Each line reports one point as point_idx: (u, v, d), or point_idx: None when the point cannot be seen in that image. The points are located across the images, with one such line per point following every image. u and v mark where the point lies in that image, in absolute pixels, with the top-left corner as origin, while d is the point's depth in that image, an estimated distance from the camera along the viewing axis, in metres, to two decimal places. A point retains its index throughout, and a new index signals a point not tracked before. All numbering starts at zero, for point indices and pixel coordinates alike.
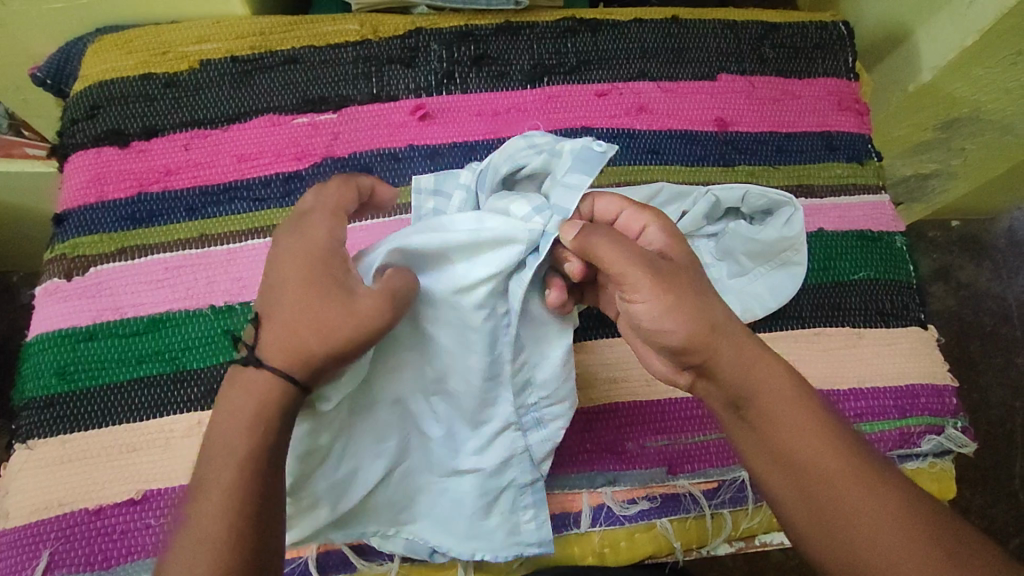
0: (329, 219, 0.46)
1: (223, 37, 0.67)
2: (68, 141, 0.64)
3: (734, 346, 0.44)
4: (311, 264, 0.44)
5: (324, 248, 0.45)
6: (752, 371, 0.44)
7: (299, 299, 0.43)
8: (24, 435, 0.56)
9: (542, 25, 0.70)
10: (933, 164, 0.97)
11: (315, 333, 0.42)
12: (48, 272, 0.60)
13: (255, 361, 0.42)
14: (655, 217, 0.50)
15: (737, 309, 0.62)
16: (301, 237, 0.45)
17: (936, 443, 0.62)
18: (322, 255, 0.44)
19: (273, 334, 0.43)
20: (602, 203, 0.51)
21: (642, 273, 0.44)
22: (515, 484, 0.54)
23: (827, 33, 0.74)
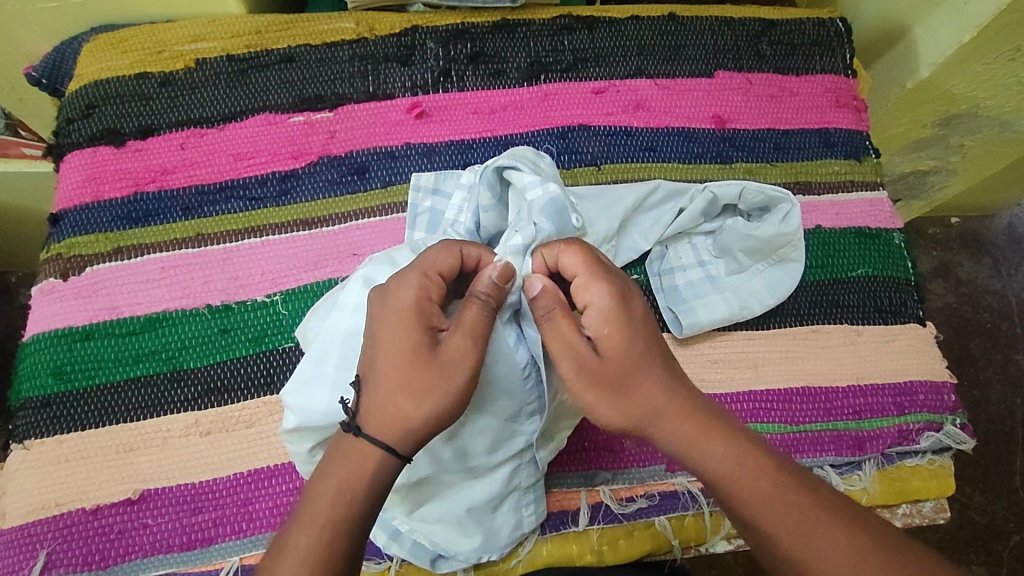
0: (418, 278, 0.45)
1: (219, 36, 0.67)
2: (64, 140, 0.64)
3: (669, 423, 0.46)
4: (406, 328, 0.44)
5: (399, 295, 0.45)
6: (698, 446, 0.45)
7: (399, 365, 0.44)
8: (20, 435, 0.55)
9: (539, 23, 0.70)
10: (932, 160, 0.97)
11: (415, 399, 0.44)
12: (44, 272, 0.60)
13: (354, 428, 0.44)
14: (607, 289, 0.46)
15: (735, 306, 0.61)
16: (388, 300, 0.45)
17: (935, 440, 0.61)
18: (400, 301, 0.45)
19: (375, 400, 0.44)
20: (565, 258, 0.47)
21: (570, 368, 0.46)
22: (519, 490, 0.54)
23: (824, 30, 0.74)
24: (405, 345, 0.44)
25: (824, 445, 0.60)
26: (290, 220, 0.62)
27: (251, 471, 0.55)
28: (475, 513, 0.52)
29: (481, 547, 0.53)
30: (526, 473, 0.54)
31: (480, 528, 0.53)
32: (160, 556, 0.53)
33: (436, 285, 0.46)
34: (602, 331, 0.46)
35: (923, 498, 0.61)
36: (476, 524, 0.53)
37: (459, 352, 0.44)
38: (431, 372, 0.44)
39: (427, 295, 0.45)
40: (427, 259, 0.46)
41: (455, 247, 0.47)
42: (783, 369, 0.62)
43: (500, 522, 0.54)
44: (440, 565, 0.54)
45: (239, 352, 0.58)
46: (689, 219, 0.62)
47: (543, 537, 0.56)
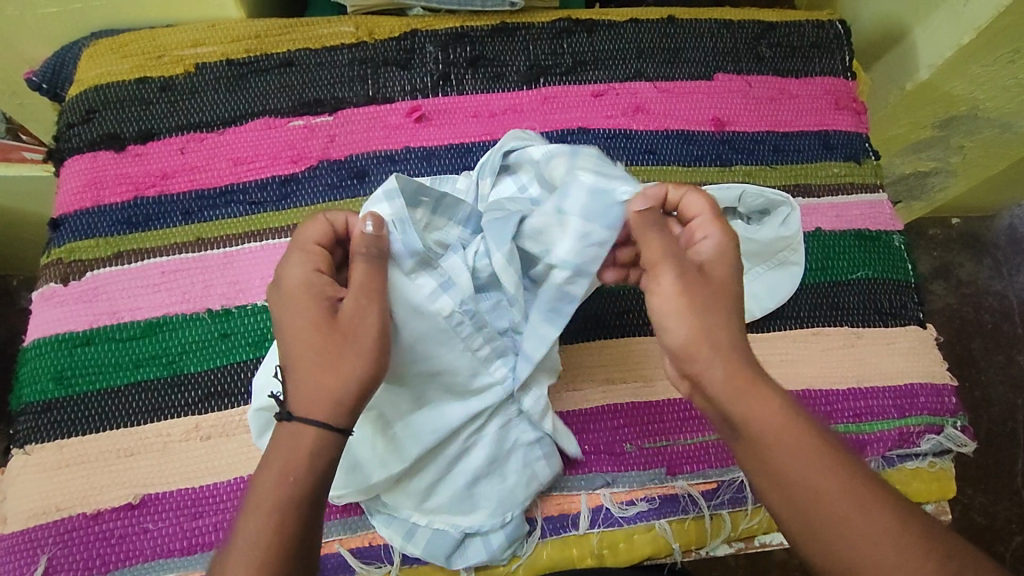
0: (301, 255, 0.47)
1: (219, 40, 0.67)
2: (65, 145, 0.64)
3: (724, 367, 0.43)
4: (305, 303, 0.45)
5: (288, 276, 0.46)
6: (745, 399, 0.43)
7: (308, 338, 0.44)
8: (21, 440, 0.55)
9: (538, 26, 0.70)
10: (932, 161, 0.97)
11: (336, 370, 0.43)
12: (44, 277, 0.60)
13: (288, 415, 0.43)
14: (720, 232, 0.47)
15: None
16: (280, 285, 0.46)
17: (936, 443, 0.61)
18: (291, 281, 0.46)
19: (298, 380, 0.44)
20: (690, 200, 0.49)
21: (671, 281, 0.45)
22: (521, 448, 0.54)
23: (824, 32, 0.74)
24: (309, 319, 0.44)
25: None
26: (289, 225, 0.62)
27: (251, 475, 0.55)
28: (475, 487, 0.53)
29: (495, 518, 0.54)
30: (521, 429, 0.54)
31: (490, 497, 0.53)
32: (161, 561, 0.53)
33: (319, 257, 0.47)
34: (712, 258, 0.46)
35: (924, 500, 0.61)
36: (484, 497, 0.53)
37: (359, 313, 0.45)
38: (338, 337, 0.44)
39: (315, 268, 0.46)
40: (303, 237, 0.48)
41: (329, 217, 0.49)
42: (782, 372, 0.62)
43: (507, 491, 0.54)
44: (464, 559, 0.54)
45: (238, 356, 0.58)
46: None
47: (544, 540, 0.56)
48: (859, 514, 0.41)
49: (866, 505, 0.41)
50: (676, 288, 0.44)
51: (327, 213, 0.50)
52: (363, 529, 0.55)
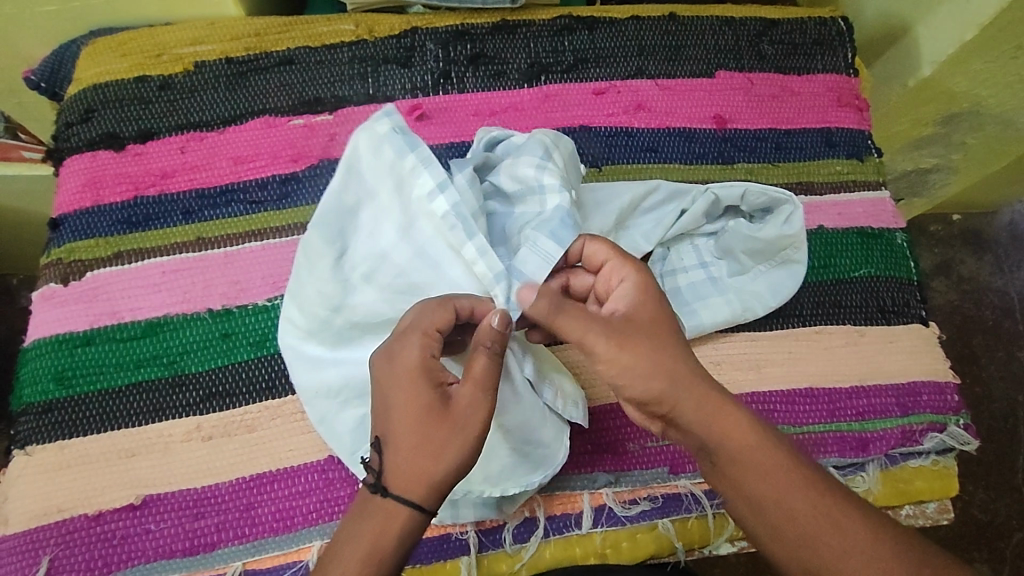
0: (419, 337, 0.45)
1: (218, 39, 0.67)
2: (64, 145, 0.64)
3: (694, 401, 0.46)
4: (417, 388, 0.44)
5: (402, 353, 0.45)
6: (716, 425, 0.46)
7: (415, 425, 0.43)
8: (22, 441, 0.55)
9: (539, 24, 0.70)
10: (933, 158, 0.97)
11: (436, 456, 0.43)
12: (44, 277, 0.60)
13: (381, 490, 0.43)
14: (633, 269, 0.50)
15: (737, 307, 0.61)
16: (393, 363, 0.45)
17: (939, 441, 0.61)
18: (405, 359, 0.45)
19: (398, 460, 0.43)
20: (592, 249, 0.51)
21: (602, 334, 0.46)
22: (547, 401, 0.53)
23: (826, 29, 0.74)
24: (416, 400, 0.44)
25: (827, 447, 0.60)
26: (290, 223, 0.62)
27: (253, 475, 0.55)
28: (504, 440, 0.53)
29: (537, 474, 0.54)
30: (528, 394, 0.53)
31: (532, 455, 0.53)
32: (163, 561, 0.53)
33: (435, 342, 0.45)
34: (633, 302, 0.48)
35: (928, 498, 0.61)
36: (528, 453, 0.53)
37: (474, 409, 0.43)
38: (447, 429, 0.43)
39: (433, 353, 0.45)
40: (424, 318, 0.46)
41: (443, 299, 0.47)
42: (786, 370, 0.62)
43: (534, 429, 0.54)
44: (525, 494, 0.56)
45: (237, 356, 0.58)
46: (693, 216, 0.61)
47: (547, 540, 0.56)
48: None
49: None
50: (606, 343, 0.45)
51: (454, 297, 0.48)
52: None
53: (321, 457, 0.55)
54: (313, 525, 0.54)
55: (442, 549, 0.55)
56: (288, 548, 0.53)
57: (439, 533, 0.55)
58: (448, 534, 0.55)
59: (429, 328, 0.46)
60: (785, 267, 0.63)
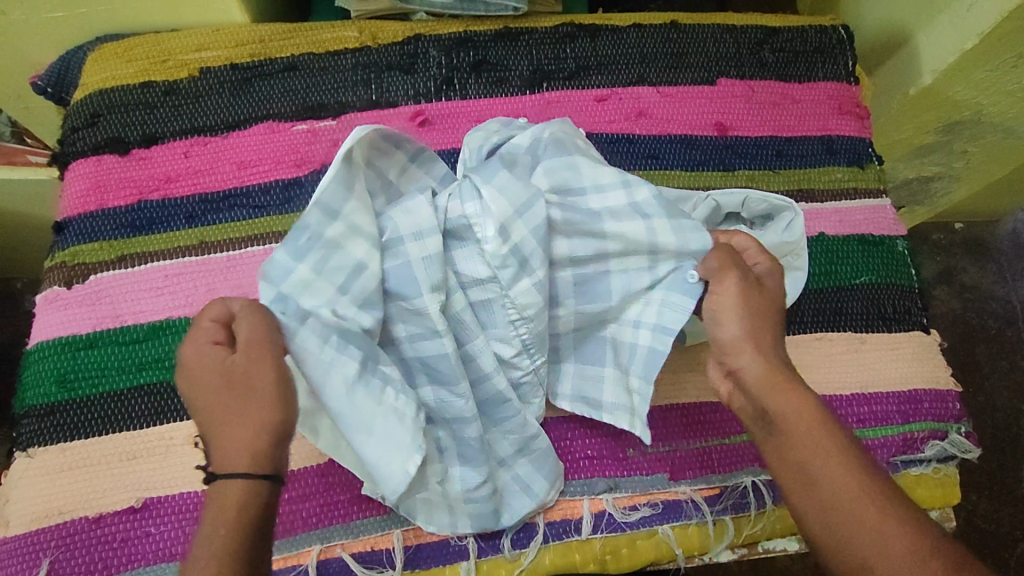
0: (209, 331, 0.44)
1: (223, 45, 0.68)
2: (69, 149, 0.65)
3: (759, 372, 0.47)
4: (212, 375, 0.43)
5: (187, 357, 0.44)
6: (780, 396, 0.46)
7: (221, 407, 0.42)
8: (24, 443, 0.55)
9: (541, 32, 0.70)
10: (935, 167, 0.97)
11: (247, 424, 0.41)
12: (48, 280, 0.60)
13: (217, 477, 0.40)
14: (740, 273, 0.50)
15: None
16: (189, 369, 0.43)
17: (940, 449, 0.61)
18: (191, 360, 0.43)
19: (226, 447, 0.41)
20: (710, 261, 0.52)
21: (733, 283, 0.50)
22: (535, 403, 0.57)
23: (827, 37, 0.74)
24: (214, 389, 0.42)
25: None
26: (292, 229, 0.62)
27: None
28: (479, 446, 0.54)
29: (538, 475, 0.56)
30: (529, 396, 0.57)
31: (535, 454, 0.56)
32: (163, 565, 0.53)
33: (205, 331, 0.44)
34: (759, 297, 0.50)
35: (928, 507, 0.60)
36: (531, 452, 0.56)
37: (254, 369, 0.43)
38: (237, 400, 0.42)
39: (214, 342, 0.44)
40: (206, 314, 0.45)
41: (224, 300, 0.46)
42: None
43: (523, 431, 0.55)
44: (528, 507, 0.55)
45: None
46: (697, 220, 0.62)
47: (546, 546, 0.56)
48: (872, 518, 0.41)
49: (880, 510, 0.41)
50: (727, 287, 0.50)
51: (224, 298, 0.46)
52: (364, 533, 0.54)
53: (321, 460, 0.55)
54: (311, 529, 0.54)
55: (442, 554, 0.55)
56: (287, 552, 0.53)
57: (438, 538, 0.55)
58: (448, 539, 0.55)
59: (223, 319, 0.45)
60: (787, 274, 0.63)
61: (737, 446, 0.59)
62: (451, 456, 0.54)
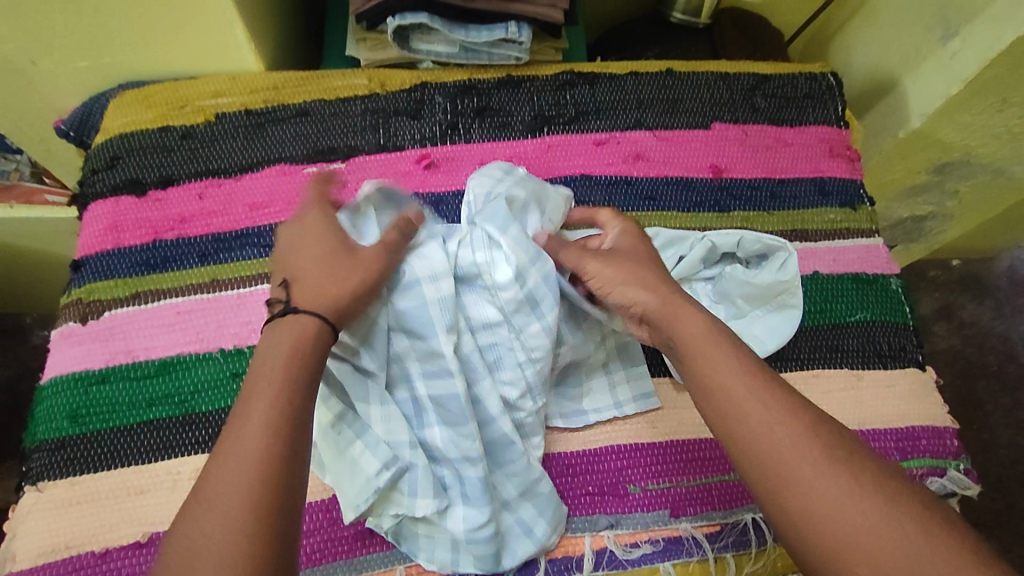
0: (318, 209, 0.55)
1: (238, 92, 0.71)
2: (89, 190, 0.67)
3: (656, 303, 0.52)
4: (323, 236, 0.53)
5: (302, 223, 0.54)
6: (677, 321, 0.51)
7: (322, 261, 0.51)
8: (34, 477, 0.56)
9: (542, 79, 0.74)
10: (929, 206, 1.00)
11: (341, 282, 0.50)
12: (64, 316, 0.62)
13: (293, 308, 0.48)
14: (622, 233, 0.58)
15: None
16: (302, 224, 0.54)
17: (940, 485, 0.61)
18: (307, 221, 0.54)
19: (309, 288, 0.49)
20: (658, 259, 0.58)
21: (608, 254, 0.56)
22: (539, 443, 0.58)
23: (816, 84, 0.78)
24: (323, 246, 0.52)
25: None
26: None
27: None
28: (484, 485, 0.53)
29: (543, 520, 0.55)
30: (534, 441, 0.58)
31: (539, 496, 0.56)
32: None
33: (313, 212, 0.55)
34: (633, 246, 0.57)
35: None
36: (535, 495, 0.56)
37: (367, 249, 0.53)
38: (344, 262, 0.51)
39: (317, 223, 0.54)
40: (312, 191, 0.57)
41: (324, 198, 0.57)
42: None
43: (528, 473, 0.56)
44: (531, 550, 0.55)
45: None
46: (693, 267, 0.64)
47: None
48: (774, 427, 0.44)
49: (783, 418, 0.44)
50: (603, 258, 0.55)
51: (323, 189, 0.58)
52: (366, 570, 0.55)
53: (326, 496, 0.56)
54: (315, 566, 0.54)
55: None
56: None
57: None
58: None
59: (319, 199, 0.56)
60: (782, 311, 0.64)
61: (737, 483, 0.59)
62: (455, 495, 0.54)
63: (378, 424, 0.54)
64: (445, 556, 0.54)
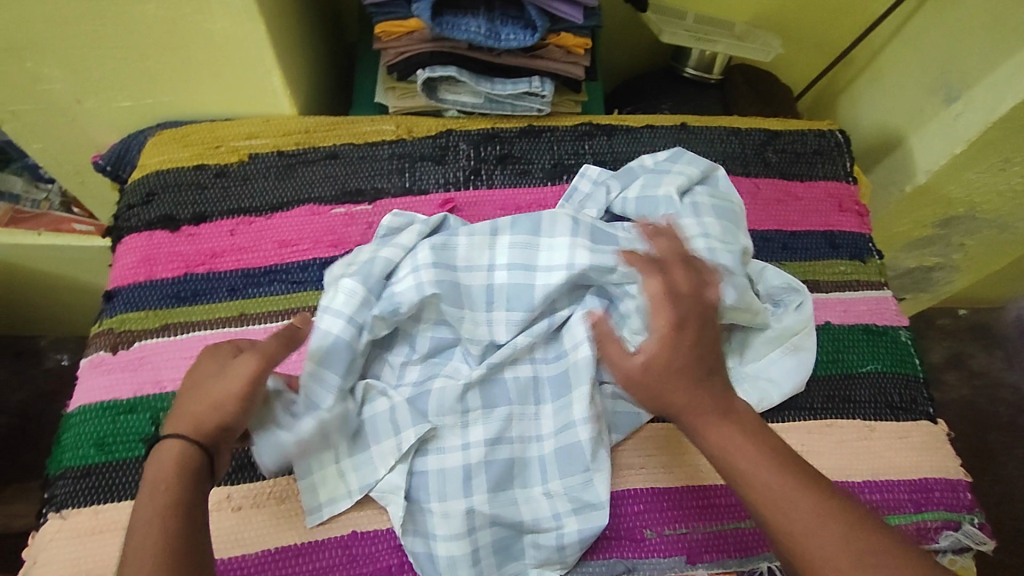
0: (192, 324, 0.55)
1: (272, 134, 0.74)
2: (124, 223, 0.69)
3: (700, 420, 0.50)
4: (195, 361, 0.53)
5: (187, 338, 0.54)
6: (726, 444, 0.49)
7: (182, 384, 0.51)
8: (58, 504, 0.57)
9: (562, 129, 0.77)
10: (937, 258, 1.02)
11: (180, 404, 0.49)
12: (94, 345, 0.64)
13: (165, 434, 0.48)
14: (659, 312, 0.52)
15: (753, 396, 0.63)
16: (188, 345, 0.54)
17: (955, 539, 0.62)
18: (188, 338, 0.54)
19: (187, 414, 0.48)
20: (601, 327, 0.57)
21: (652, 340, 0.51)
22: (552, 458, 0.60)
23: (825, 141, 0.81)
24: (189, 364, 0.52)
25: None
26: None
27: (278, 548, 0.55)
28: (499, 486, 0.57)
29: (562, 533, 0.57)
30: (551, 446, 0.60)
31: (563, 506, 0.58)
32: None
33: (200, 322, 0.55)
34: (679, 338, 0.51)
35: None
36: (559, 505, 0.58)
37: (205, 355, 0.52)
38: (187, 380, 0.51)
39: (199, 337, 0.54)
40: None
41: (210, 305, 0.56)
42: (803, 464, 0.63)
43: (571, 489, 0.58)
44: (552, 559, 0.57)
45: None
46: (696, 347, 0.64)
47: None
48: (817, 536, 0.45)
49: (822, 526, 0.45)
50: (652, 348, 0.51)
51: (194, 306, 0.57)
52: None
53: (345, 532, 0.57)
54: None
55: None
56: None
57: None
58: None
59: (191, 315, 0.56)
60: (796, 354, 0.65)
61: (752, 531, 0.60)
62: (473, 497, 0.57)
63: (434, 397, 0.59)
64: (444, 546, 0.55)
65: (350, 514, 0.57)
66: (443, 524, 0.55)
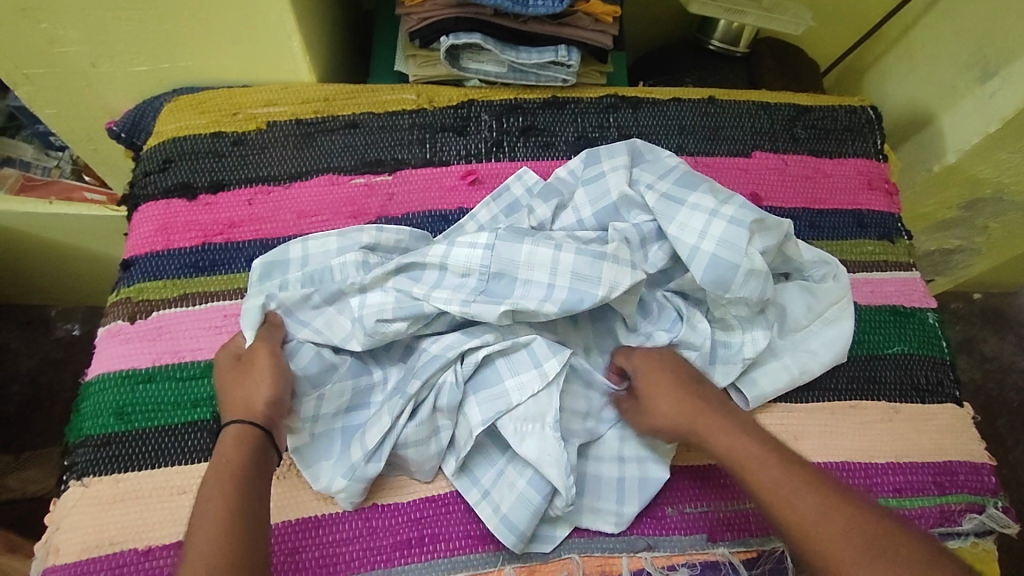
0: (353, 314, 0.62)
1: (290, 101, 0.73)
2: (141, 191, 0.68)
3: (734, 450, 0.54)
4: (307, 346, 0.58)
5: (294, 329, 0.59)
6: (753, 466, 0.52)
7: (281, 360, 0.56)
8: (78, 472, 0.56)
9: (586, 101, 0.75)
10: (957, 240, 1.01)
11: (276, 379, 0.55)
12: (112, 314, 0.63)
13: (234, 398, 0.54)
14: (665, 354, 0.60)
15: (795, 367, 0.63)
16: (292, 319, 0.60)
17: (978, 522, 0.61)
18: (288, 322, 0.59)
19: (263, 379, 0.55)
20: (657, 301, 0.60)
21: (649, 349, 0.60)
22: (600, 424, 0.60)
23: (855, 117, 0.79)
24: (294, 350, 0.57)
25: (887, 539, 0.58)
26: None
27: (298, 519, 0.55)
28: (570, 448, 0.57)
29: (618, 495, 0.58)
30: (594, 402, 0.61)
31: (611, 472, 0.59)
32: None
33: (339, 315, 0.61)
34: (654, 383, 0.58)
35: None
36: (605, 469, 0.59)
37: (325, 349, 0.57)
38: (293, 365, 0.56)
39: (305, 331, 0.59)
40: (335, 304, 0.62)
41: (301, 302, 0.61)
42: (824, 444, 0.62)
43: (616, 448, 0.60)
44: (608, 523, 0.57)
45: None
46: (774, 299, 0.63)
47: None
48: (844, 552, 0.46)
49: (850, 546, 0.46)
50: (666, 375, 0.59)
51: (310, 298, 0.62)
52: None
53: (366, 504, 0.56)
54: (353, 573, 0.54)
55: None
56: None
57: None
58: None
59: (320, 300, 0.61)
60: (837, 326, 0.65)
61: None
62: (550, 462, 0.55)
63: (528, 357, 0.59)
64: (529, 517, 0.55)
65: (372, 488, 0.57)
66: (534, 488, 0.55)
